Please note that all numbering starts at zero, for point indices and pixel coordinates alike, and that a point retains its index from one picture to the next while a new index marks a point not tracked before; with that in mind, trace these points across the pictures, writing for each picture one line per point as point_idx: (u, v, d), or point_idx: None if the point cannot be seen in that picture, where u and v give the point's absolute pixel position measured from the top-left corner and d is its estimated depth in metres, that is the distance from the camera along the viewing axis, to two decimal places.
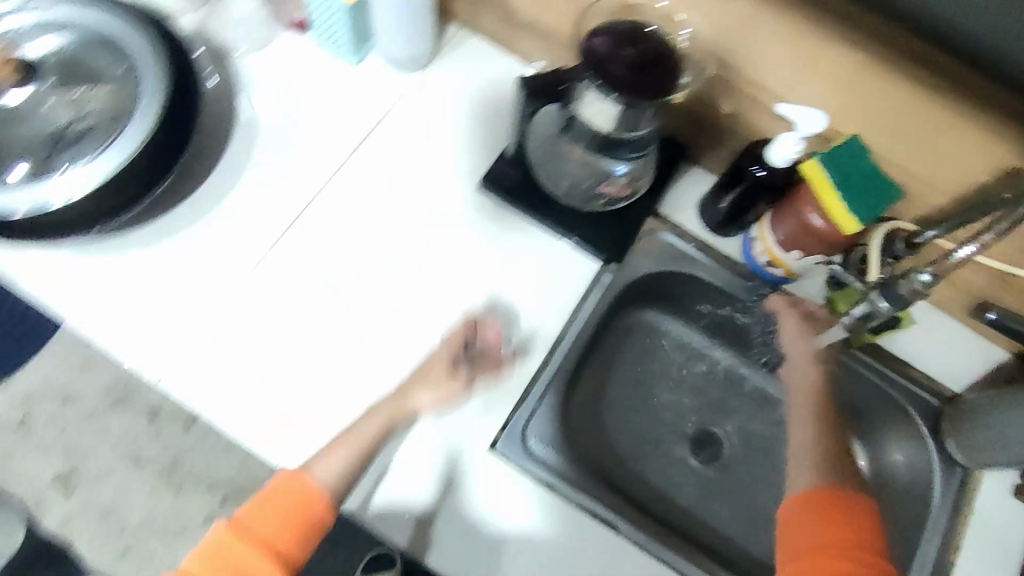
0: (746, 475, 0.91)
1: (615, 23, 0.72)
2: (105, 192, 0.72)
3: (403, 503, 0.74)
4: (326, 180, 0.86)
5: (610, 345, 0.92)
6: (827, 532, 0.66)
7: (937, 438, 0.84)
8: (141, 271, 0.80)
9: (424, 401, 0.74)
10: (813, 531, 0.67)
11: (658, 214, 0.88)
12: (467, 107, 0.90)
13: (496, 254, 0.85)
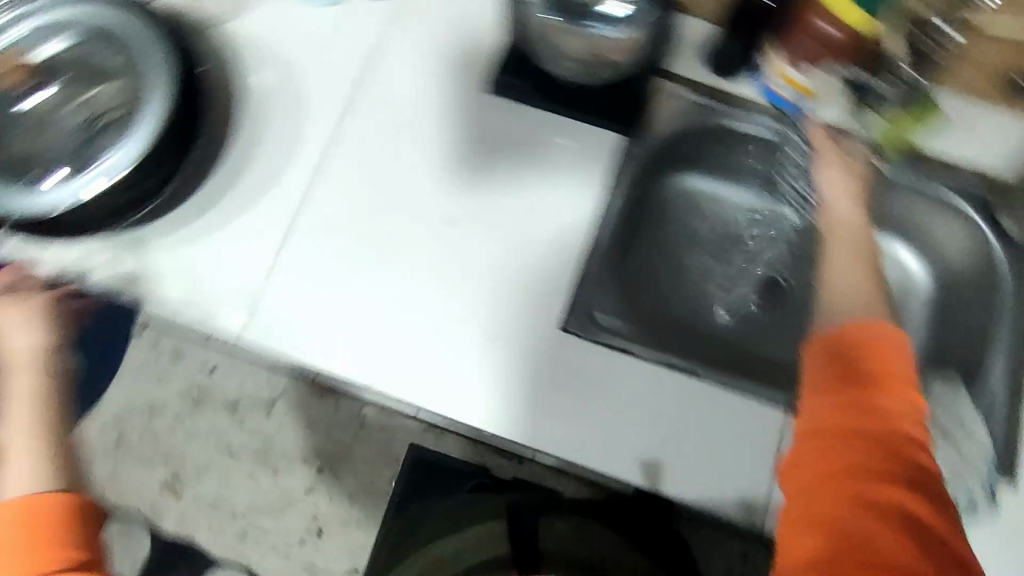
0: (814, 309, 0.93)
1: None
2: (139, 173, 0.74)
3: (499, 396, 0.76)
4: (358, 105, 0.87)
5: (650, 215, 0.94)
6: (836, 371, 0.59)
7: (993, 220, 0.85)
8: (207, 226, 0.81)
9: (19, 345, 0.69)
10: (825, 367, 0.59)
11: (668, 73, 0.88)
12: (456, 17, 0.90)
13: (521, 148, 0.86)
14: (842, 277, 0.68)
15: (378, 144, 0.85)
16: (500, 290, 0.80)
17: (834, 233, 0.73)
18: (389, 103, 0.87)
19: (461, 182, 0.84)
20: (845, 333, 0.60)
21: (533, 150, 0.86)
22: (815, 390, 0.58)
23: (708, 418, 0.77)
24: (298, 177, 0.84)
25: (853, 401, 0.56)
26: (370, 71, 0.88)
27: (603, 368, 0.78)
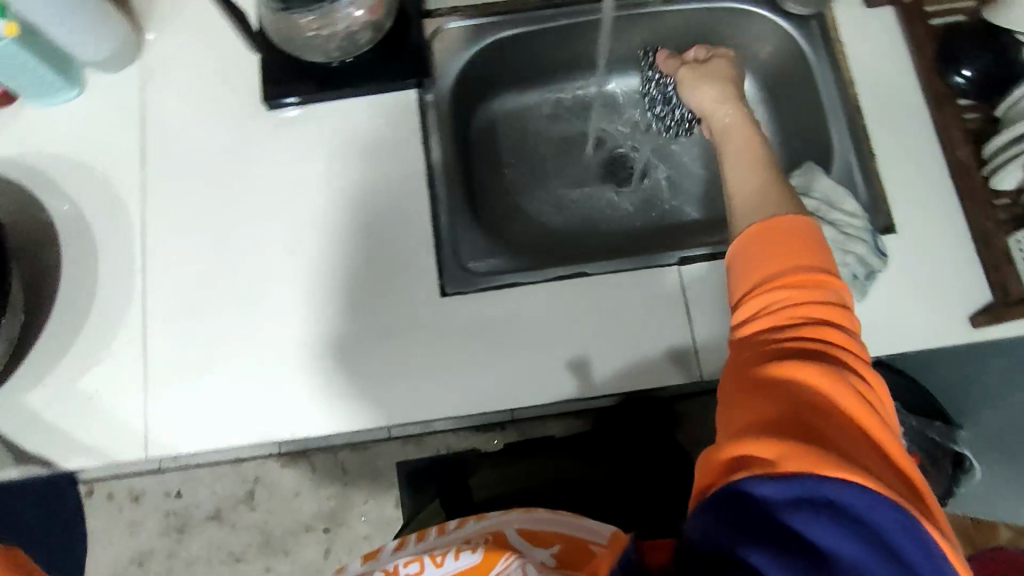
0: (667, 165, 0.95)
1: None
2: None
3: (416, 385, 0.75)
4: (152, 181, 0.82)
5: (485, 150, 0.93)
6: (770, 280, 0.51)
7: (779, 10, 0.86)
8: (66, 364, 0.77)
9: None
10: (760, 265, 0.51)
11: (430, 14, 0.85)
12: (203, 55, 0.86)
13: (327, 148, 0.82)
14: (737, 187, 0.58)
15: (191, 208, 0.81)
16: (373, 285, 0.78)
17: (721, 123, 0.67)
18: (183, 163, 0.83)
19: (287, 203, 0.81)
20: (748, 238, 0.53)
21: (339, 140, 0.82)
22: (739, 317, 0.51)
23: (614, 307, 0.77)
24: (130, 279, 0.79)
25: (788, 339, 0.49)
26: (148, 142, 0.83)
27: (498, 310, 0.77)
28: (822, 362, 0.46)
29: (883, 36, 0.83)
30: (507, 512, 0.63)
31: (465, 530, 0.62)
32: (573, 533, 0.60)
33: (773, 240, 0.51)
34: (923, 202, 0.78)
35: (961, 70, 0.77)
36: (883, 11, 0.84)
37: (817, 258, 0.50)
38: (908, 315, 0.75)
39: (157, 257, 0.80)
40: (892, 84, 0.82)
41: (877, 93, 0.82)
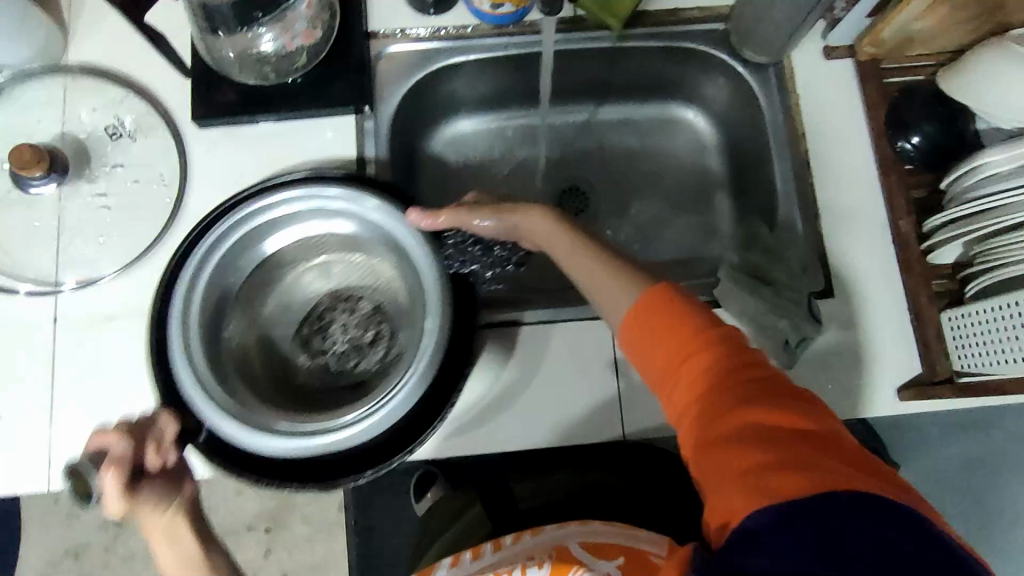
0: (619, 199, 0.93)
1: None
2: None
3: None
4: (76, 199, 0.79)
5: (432, 178, 0.91)
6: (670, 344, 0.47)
7: (737, 56, 0.83)
8: None
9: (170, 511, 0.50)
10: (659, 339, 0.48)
11: (376, 35, 0.81)
12: (132, 62, 0.81)
13: (261, 171, 0.79)
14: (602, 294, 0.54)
15: (114, 228, 0.78)
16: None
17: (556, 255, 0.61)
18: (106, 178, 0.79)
19: None
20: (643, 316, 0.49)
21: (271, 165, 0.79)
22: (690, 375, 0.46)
23: (548, 356, 0.76)
24: (44, 301, 0.76)
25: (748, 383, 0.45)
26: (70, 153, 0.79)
27: None
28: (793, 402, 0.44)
29: (839, 90, 0.81)
30: (563, 525, 0.61)
31: (526, 545, 0.60)
32: (632, 543, 0.58)
33: (650, 321, 0.49)
34: (864, 268, 0.77)
35: (909, 136, 0.76)
36: (841, 63, 0.81)
37: (699, 309, 0.48)
38: (840, 384, 0.74)
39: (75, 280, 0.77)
40: (842, 142, 0.80)
41: (828, 151, 0.80)
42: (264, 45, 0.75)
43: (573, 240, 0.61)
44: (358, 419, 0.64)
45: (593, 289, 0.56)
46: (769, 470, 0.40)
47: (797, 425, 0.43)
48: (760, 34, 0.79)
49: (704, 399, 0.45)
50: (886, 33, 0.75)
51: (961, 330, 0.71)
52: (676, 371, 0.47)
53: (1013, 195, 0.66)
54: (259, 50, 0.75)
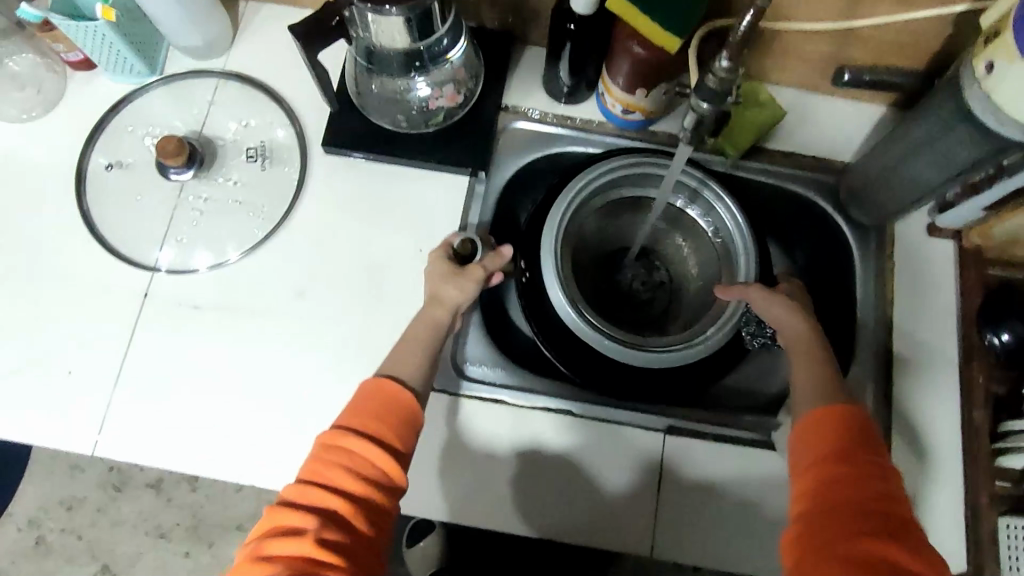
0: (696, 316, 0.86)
1: None
2: None
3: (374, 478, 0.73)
4: (195, 189, 0.83)
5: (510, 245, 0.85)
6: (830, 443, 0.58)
7: (842, 211, 0.85)
8: (56, 334, 0.78)
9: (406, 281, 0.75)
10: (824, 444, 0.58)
11: (507, 109, 0.86)
12: (283, 78, 0.87)
13: (369, 206, 0.82)
14: (803, 387, 0.65)
15: (219, 224, 0.82)
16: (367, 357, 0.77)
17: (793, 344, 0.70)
18: (228, 177, 0.84)
19: (311, 249, 0.81)
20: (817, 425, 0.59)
21: (379, 203, 0.83)
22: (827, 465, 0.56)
23: (593, 456, 0.75)
24: (139, 273, 0.80)
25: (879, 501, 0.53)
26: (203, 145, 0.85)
27: (477, 422, 0.75)
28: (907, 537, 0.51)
29: (938, 270, 0.81)
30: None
31: None
32: None
33: (834, 435, 0.58)
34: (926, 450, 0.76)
35: (999, 332, 0.76)
36: (945, 244, 0.82)
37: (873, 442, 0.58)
38: None
39: (169, 263, 0.81)
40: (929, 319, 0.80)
41: (914, 326, 0.80)
42: (417, 90, 0.80)
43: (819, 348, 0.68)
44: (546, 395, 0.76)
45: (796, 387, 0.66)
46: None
47: (890, 535, 0.51)
48: (870, 197, 0.81)
49: (827, 483, 0.55)
50: (995, 227, 0.76)
51: (1017, 544, 0.69)
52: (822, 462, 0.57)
53: None
54: (409, 93, 0.80)
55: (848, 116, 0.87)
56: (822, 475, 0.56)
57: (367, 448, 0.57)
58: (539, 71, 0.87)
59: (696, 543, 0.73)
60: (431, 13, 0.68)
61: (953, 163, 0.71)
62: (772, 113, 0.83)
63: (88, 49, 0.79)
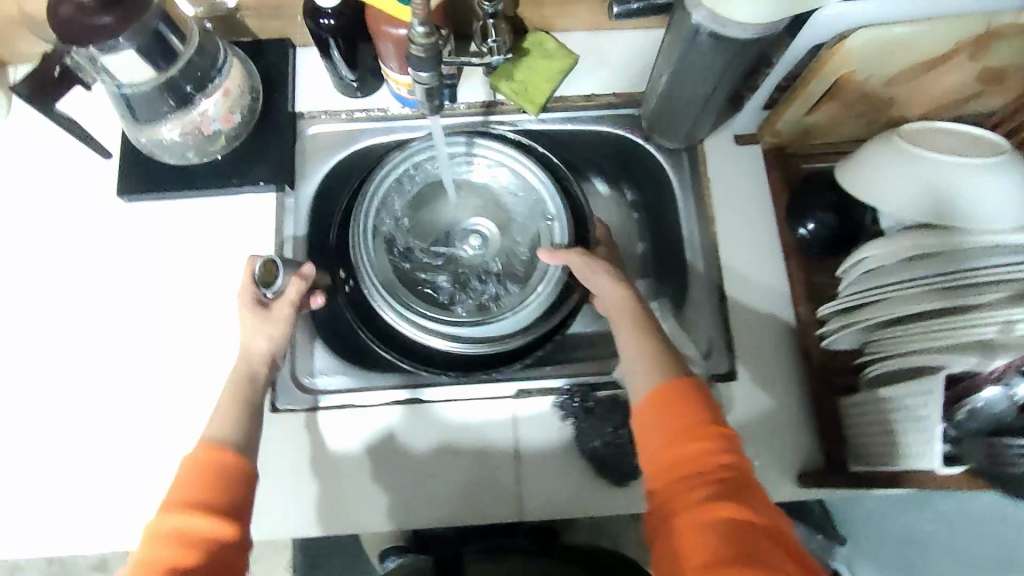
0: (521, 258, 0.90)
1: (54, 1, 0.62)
2: None
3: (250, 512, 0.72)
4: (56, 367, 0.77)
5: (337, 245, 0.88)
6: (668, 423, 0.59)
7: (650, 141, 0.86)
8: None
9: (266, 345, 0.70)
10: (662, 425, 0.59)
11: (303, 115, 0.85)
12: (61, 141, 0.83)
13: (186, 244, 0.81)
14: (626, 351, 0.67)
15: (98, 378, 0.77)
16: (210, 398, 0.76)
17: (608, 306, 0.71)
18: (55, 289, 0.80)
19: (135, 303, 0.79)
20: (649, 409, 0.61)
21: (193, 239, 0.81)
22: (667, 445, 0.58)
23: (458, 431, 0.75)
24: None
25: (718, 475, 0.56)
26: (27, 281, 0.80)
27: (329, 429, 0.75)
28: (743, 502, 0.54)
29: (748, 176, 0.83)
30: None
31: None
32: None
33: (666, 409, 0.60)
34: (771, 352, 0.78)
35: (805, 222, 0.78)
36: (751, 151, 0.84)
37: (720, 430, 0.58)
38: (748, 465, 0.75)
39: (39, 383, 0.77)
40: (752, 227, 0.82)
41: (736, 233, 0.82)
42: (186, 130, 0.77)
43: (637, 313, 0.69)
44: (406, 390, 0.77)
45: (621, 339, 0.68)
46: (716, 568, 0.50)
47: (737, 501, 0.54)
48: (668, 123, 0.81)
49: (677, 464, 0.57)
50: (781, 126, 0.77)
51: (853, 422, 0.71)
52: (664, 440, 0.59)
53: (884, 292, 0.67)
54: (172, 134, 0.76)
55: (635, 47, 0.88)
56: (671, 459, 0.57)
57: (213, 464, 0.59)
58: (326, 72, 0.86)
59: (541, 492, 0.74)
60: (161, 33, 0.67)
61: (711, 70, 0.70)
62: (561, 63, 0.84)
63: None
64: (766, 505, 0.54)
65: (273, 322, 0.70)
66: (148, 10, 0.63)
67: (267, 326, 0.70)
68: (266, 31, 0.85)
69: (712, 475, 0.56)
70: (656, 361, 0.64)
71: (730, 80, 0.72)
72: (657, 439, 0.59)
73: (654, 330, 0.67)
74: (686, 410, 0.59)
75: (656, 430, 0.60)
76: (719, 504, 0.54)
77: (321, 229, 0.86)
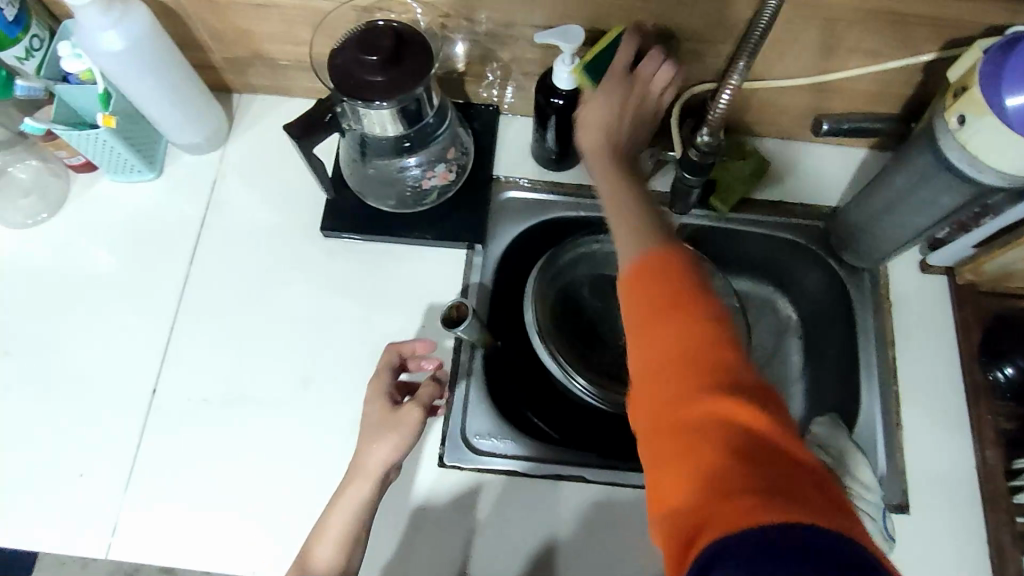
0: None
1: (339, 56, 0.67)
2: None
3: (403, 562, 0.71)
4: (233, 381, 0.79)
5: (510, 308, 0.88)
6: (642, 302, 0.52)
7: (833, 255, 0.86)
8: (69, 436, 0.77)
9: (380, 456, 0.65)
10: (641, 351, 0.51)
11: (499, 178, 0.87)
12: (273, 167, 0.88)
13: (373, 282, 0.83)
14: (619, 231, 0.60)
15: (272, 396, 0.78)
16: None
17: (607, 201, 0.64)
18: (243, 304, 0.82)
19: (325, 331, 0.81)
20: (630, 318, 0.53)
21: (380, 278, 0.83)
22: (649, 345, 0.50)
23: (619, 520, 0.74)
24: (146, 367, 0.80)
25: (685, 327, 0.49)
26: (219, 291, 0.83)
27: (494, 493, 0.75)
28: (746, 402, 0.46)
29: (934, 305, 0.82)
30: None
31: None
32: None
33: (635, 287, 0.53)
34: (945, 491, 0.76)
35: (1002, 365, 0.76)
36: (939, 282, 0.83)
37: (684, 282, 0.52)
38: None
39: (216, 391, 0.79)
40: (935, 358, 0.80)
41: (918, 360, 0.80)
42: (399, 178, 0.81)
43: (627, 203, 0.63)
44: (568, 470, 0.76)
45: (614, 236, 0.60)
46: (721, 488, 0.42)
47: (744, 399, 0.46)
48: (861, 243, 0.81)
49: (664, 365, 0.48)
50: (986, 266, 0.77)
51: None
52: (645, 339, 0.51)
53: None
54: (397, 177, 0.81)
55: (827, 162, 0.89)
56: (658, 367, 0.49)
57: None
58: (527, 141, 0.89)
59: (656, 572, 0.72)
60: (421, 104, 0.71)
61: (939, 207, 0.70)
62: (756, 167, 0.86)
63: (87, 150, 0.80)
64: (787, 428, 0.46)
65: (396, 427, 0.66)
66: (421, 81, 0.67)
67: (386, 434, 0.66)
68: (477, 95, 0.89)
69: (682, 341, 0.49)
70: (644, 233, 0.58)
71: (949, 217, 0.72)
72: (643, 370, 0.50)
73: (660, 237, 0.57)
74: (652, 274, 0.53)
75: (632, 334, 0.52)
76: (715, 403, 0.46)
77: (498, 291, 0.87)
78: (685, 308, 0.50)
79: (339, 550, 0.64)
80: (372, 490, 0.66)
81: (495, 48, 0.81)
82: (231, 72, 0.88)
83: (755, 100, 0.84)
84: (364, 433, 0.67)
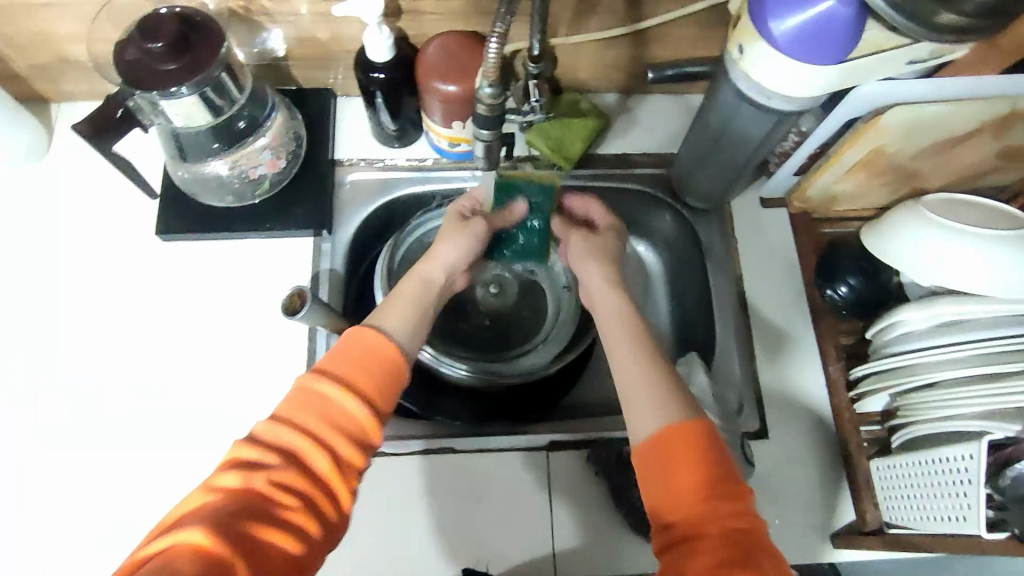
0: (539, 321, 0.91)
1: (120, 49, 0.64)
2: None
3: None
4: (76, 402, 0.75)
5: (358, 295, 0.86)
6: (677, 472, 0.54)
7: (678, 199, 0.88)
8: None
9: (450, 254, 0.71)
10: (659, 467, 0.55)
11: (341, 161, 0.86)
12: (101, 176, 0.84)
13: (219, 282, 0.81)
14: (626, 383, 0.61)
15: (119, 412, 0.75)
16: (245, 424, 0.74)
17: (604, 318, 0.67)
18: (81, 320, 0.78)
19: (172, 337, 0.78)
20: (655, 462, 0.56)
21: (226, 277, 0.81)
22: (678, 515, 0.54)
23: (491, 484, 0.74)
24: None
25: (716, 508, 0.53)
26: (54, 310, 0.79)
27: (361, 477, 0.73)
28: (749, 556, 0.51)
29: (775, 237, 0.86)
30: None
31: None
32: None
33: (671, 452, 0.55)
34: (800, 411, 0.79)
35: (836, 285, 0.80)
36: (777, 214, 0.86)
37: (730, 471, 0.55)
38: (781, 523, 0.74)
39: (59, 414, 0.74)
40: (779, 287, 0.84)
41: (764, 291, 0.83)
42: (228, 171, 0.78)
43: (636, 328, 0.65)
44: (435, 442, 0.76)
45: (627, 381, 0.61)
46: None
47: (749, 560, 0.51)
48: (698, 183, 0.83)
49: (692, 553, 0.52)
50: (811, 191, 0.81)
51: (887, 485, 0.71)
52: (673, 513, 0.54)
53: (912, 357, 0.69)
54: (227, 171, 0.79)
55: (665, 111, 0.91)
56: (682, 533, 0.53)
57: (351, 433, 0.56)
58: (366, 121, 0.88)
59: (530, 530, 0.72)
60: (223, 82, 0.69)
61: (750, 138, 0.73)
62: (594, 122, 0.87)
63: None
64: (773, 563, 0.51)
65: (469, 232, 0.73)
66: (214, 61, 0.65)
67: (461, 237, 0.72)
68: (309, 80, 0.87)
69: (708, 523, 0.53)
70: (666, 395, 0.58)
71: (765, 147, 0.75)
72: (659, 490, 0.55)
73: (643, 343, 0.64)
74: (691, 453, 0.55)
75: (654, 481, 0.55)
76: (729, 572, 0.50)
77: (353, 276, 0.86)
78: (726, 514, 0.53)
79: (406, 323, 0.64)
80: (444, 273, 0.71)
81: (312, 28, 0.79)
82: (41, 80, 0.83)
83: (583, 56, 0.85)
84: (442, 233, 0.73)
